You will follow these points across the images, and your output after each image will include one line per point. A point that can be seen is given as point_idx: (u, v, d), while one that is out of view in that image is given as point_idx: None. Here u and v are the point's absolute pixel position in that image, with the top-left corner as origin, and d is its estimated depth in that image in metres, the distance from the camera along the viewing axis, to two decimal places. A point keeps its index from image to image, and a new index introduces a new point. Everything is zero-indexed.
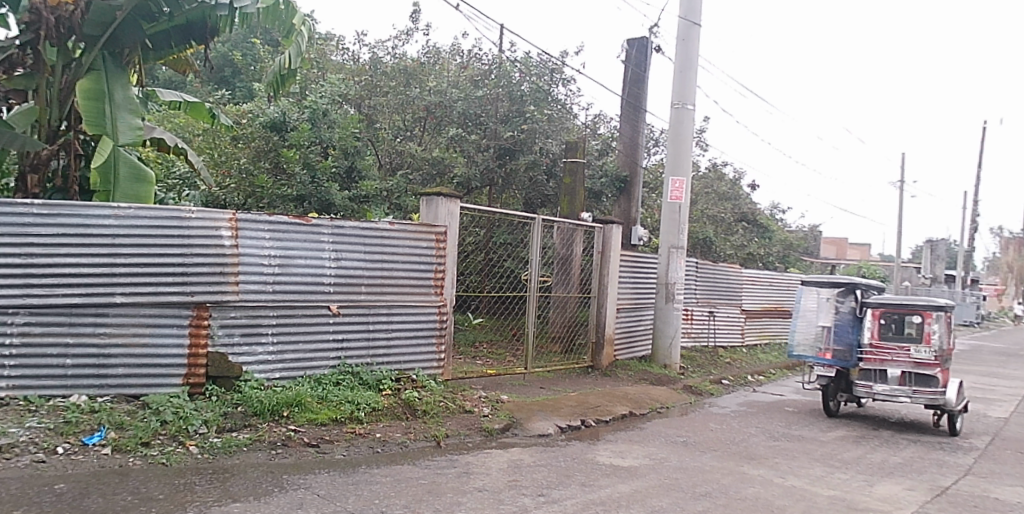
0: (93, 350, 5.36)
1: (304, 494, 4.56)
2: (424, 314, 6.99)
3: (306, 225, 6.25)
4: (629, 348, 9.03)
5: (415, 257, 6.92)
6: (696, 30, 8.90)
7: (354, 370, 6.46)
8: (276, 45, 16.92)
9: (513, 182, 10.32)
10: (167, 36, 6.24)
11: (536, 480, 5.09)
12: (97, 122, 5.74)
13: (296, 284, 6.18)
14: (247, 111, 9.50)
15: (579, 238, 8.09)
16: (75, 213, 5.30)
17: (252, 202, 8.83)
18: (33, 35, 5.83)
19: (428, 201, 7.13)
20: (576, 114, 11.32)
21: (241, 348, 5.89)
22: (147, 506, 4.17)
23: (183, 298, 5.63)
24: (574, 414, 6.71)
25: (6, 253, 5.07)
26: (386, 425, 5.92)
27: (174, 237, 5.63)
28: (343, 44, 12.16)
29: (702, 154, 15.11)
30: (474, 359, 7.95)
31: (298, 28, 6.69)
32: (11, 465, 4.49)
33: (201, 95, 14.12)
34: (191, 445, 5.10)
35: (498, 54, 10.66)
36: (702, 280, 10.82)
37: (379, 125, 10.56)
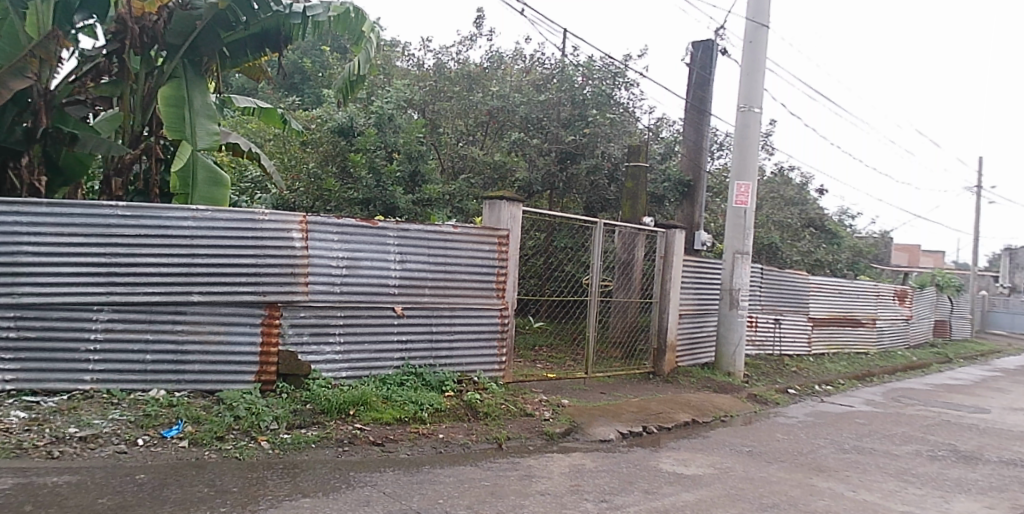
0: (172, 346, 5.64)
1: (370, 492, 4.65)
2: (485, 317, 7.02)
3: (372, 228, 6.35)
4: (691, 355, 8.90)
5: (478, 260, 6.95)
6: (763, 32, 8.73)
7: (417, 371, 6.54)
8: (345, 52, 17.34)
9: (574, 186, 10.31)
10: (243, 44, 6.42)
11: (599, 485, 5.07)
12: (177, 128, 6.00)
13: (362, 285, 6.29)
14: (316, 116, 9.69)
15: (641, 242, 8.02)
16: (156, 215, 5.60)
17: (320, 205, 9.09)
18: (118, 45, 6.06)
19: (491, 205, 7.13)
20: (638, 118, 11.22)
21: (309, 347, 6.04)
22: (223, 499, 4.32)
23: (256, 298, 5.82)
24: (635, 420, 6.63)
25: (92, 252, 5.42)
26: (448, 426, 5.98)
27: (247, 238, 5.81)
28: (407, 49, 12.30)
29: (768, 158, 14.80)
30: (535, 362, 7.98)
31: (367, 35, 6.84)
32: (96, 455, 4.78)
33: (273, 101, 14.57)
34: (262, 440, 5.26)
35: (561, 58, 10.66)
36: (768, 287, 10.58)
37: (444, 130, 10.68)
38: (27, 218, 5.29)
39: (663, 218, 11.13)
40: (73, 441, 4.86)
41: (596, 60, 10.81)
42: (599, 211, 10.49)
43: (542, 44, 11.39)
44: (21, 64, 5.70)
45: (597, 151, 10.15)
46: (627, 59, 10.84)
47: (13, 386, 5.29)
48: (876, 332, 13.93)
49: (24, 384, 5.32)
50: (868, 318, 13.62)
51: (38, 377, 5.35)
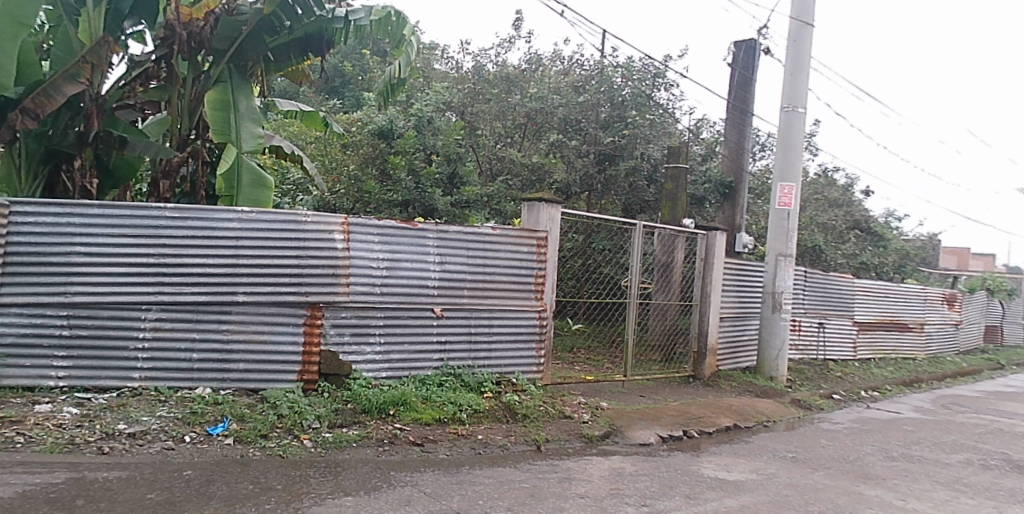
0: (217, 345, 5.76)
1: (411, 491, 4.67)
2: (524, 319, 6.99)
3: (412, 230, 6.41)
4: (732, 359, 8.76)
5: (517, 262, 6.93)
6: (808, 31, 8.58)
7: (456, 372, 6.56)
8: (385, 55, 17.52)
9: (613, 187, 10.25)
10: (287, 48, 6.52)
11: (639, 489, 5.02)
12: (223, 130, 6.15)
13: (402, 287, 6.33)
14: (357, 119, 9.78)
15: (680, 245, 8.06)
16: (202, 216, 5.72)
17: (360, 207, 9.19)
18: (167, 50, 6.17)
19: (529, 207, 7.13)
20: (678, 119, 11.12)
21: (350, 347, 6.11)
22: (267, 496, 4.38)
23: (298, 298, 5.90)
24: (675, 424, 6.55)
25: (141, 253, 5.59)
26: (487, 427, 5.99)
27: (290, 239, 5.90)
28: (446, 51, 12.36)
29: (811, 159, 14.53)
30: (573, 364, 7.95)
31: (408, 38, 6.92)
32: (145, 451, 4.90)
33: (315, 104, 14.79)
34: (305, 438, 5.33)
35: (600, 59, 10.62)
36: (811, 290, 10.38)
37: (481, 132, 10.71)
38: (79, 220, 5.48)
39: (703, 220, 11.01)
40: (123, 437, 4.99)
41: (635, 61, 10.74)
42: (638, 213, 10.42)
43: (580, 45, 11.35)
44: (75, 70, 5.77)
45: (637, 153, 10.08)
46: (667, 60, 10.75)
47: (65, 383, 5.49)
48: (924, 337, 13.57)
49: (76, 380, 5.51)
50: (915, 322, 13.27)
51: (89, 374, 5.53)
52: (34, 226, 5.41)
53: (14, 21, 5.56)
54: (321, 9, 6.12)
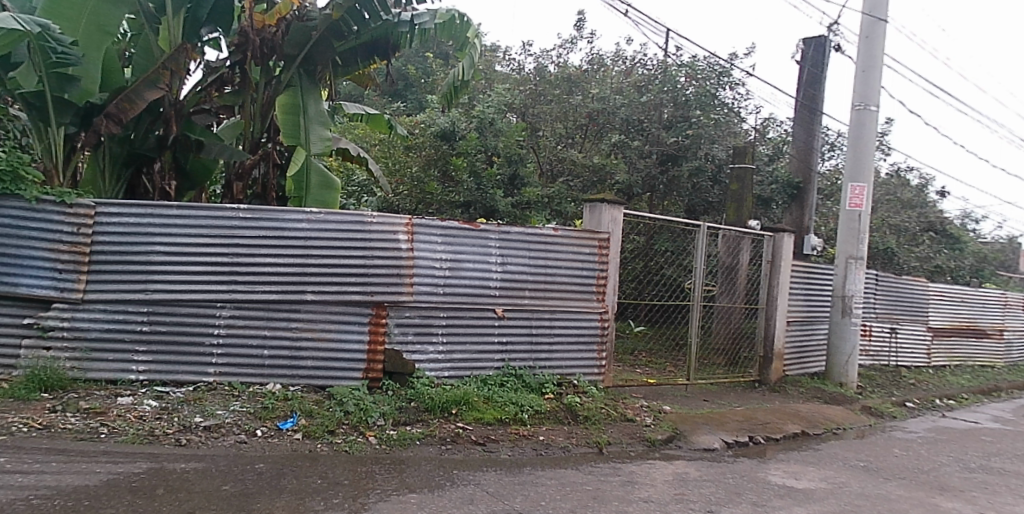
0: (287, 343, 5.93)
1: (473, 490, 4.71)
2: (586, 321, 6.93)
3: (475, 231, 6.46)
4: (800, 364, 8.54)
5: (579, 263, 6.89)
6: (881, 27, 8.32)
7: (518, 373, 6.56)
8: (448, 58, 17.70)
9: (676, 188, 10.15)
10: (354, 53, 6.66)
11: (704, 495, 4.96)
12: (293, 133, 6.32)
13: (464, 287, 6.38)
14: (420, 122, 9.90)
15: (746, 247, 7.85)
16: (274, 217, 5.90)
17: (422, 208, 9.32)
18: (241, 56, 6.33)
19: (590, 208, 7.08)
20: (744, 119, 10.92)
21: (413, 346, 6.19)
22: (335, 490, 4.50)
23: (364, 297, 6.02)
24: (741, 429, 6.44)
25: (217, 252, 5.80)
26: (549, 428, 5.99)
27: (357, 240, 6.02)
28: (508, 53, 12.43)
29: (883, 159, 14.06)
30: (635, 367, 7.89)
31: (472, 40, 6.92)
32: (219, 444, 5.08)
33: (380, 107, 15.08)
34: (370, 435, 5.44)
35: (663, 59, 10.51)
36: (882, 294, 10.05)
37: (543, 133, 10.71)
38: (160, 221, 5.74)
39: (769, 222, 10.78)
40: (199, 429, 5.19)
41: (699, 60, 10.60)
42: (702, 214, 10.28)
43: (643, 45, 11.26)
44: (154, 76, 6.00)
45: (700, 153, 9.94)
46: (732, 59, 10.57)
47: (146, 377, 5.74)
48: (1002, 344, 12.96)
49: (155, 374, 5.75)
50: (993, 328, 12.67)
51: (167, 369, 5.77)
52: (119, 227, 5.70)
53: (100, 31, 5.83)
54: (387, 13, 6.23)
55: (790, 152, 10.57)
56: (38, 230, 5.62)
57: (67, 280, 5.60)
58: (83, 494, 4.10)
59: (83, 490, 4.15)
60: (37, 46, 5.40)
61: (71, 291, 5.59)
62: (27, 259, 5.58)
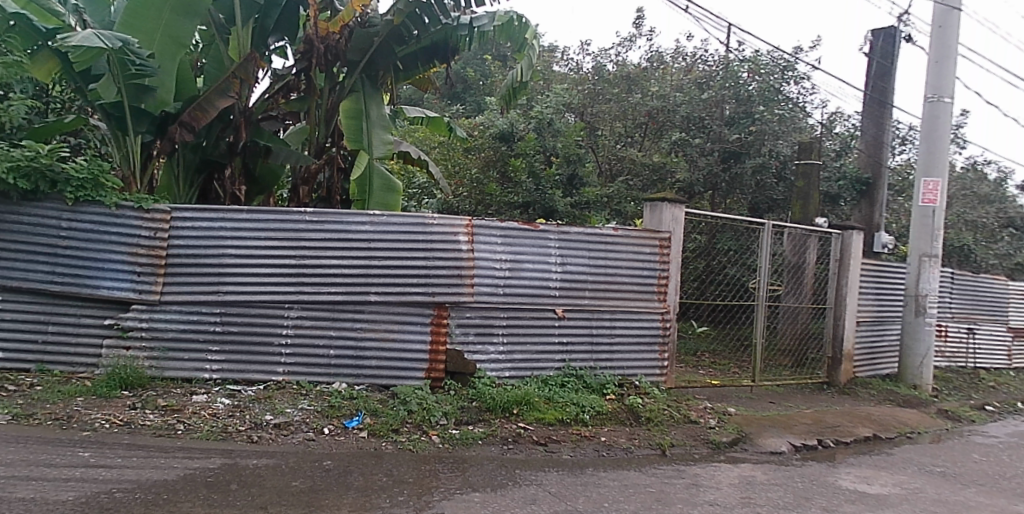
0: (353, 343, 6.06)
1: (536, 490, 4.72)
2: (647, 321, 6.85)
3: (534, 231, 6.47)
4: (870, 365, 8.26)
5: (640, 262, 6.81)
6: (955, 15, 7.99)
7: (579, 374, 6.53)
8: (507, 59, 17.80)
9: (738, 186, 9.96)
10: (414, 57, 6.75)
11: (772, 499, 4.85)
12: (356, 138, 6.47)
13: (524, 287, 6.40)
14: (479, 123, 9.96)
15: (813, 245, 7.84)
16: (339, 220, 6.03)
17: (482, 209, 9.41)
18: (306, 64, 6.49)
19: (651, 207, 6.98)
20: (809, 114, 10.65)
21: (474, 346, 6.24)
22: (401, 488, 4.57)
23: (426, 298, 6.09)
24: (810, 432, 6.27)
25: (285, 254, 5.97)
26: (611, 429, 5.95)
27: (418, 242, 6.11)
28: (566, 53, 12.43)
29: (958, 152, 13.49)
30: (698, 368, 7.77)
31: (530, 42, 6.89)
32: (289, 441, 5.23)
33: (439, 110, 15.28)
34: (434, 434, 5.52)
35: (725, 54, 10.35)
36: (957, 293, 9.64)
37: (602, 132, 10.66)
38: (230, 225, 5.94)
39: (837, 219, 10.48)
40: (269, 427, 5.35)
41: (762, 55, 10.39)
42: (766, 212, 10.04)
43: (704, 41, 11.09)
44: (225, 85, 6.19)
45: (765, 150, 9.74)
46: (797, 52, 10.34)
47: (218, 375, 5.94)
48: None
49: (228, 373, 5.95)
50: None
51: (239, 368, 5.96)
52: (193, 231, 5.92)
53: (174, 42, 5.98)
54: (447, 17, 6.30)
55: (859, 146, 10.25)
56: (117, 234, 5.88)
57: (144, 282, 5.85)
58: (162, 488, 4.28)
59: (162, 484, 4.33)
60: (116, 59, 5.64)
61: (148, 293, 5.84)
62: (107, 262, 5.84)
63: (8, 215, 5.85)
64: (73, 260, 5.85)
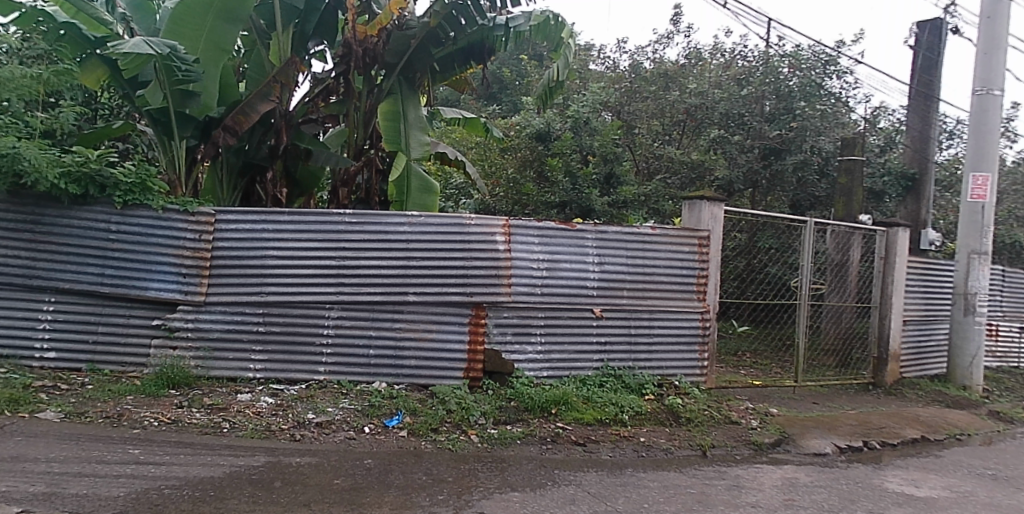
0: (392, 342, 6.12)
1: (576, 491, 4.71)
2: (686, 320, 6.78)
3: (572, 231, 6.45)
4: (917, 366, 8.06)
5: (678, 261, 6.74)
6: (1005, 5, 7.76)
7: (617, 374, 6.50)
8: (544, 59, 17.80)
9: (780, 184, 9.80)
10: (451, 58, 6.79)
11: (816, 501, 4.76)
12: (394, 139, 6.52)
13: (562, 287, 6.39)
14: (515, 123, 9.97)
15: (857, 243, 7.66)
16: (377, 221, 6.09)
17: (518, 209, 9.43)
18: (345, 67, 6.57)
19: (690, 205, 6.91)
20: (852, 109, 10.44)
21: (512, 346, 6.25)
22: (440, 487, 4.60)
23: (464, 298, 6.12)
24: (855, 434, 6.15)
25: (325, 255, 6.05)
26: (650, 430, 5.91)
27: (456, 242, 6.14)
28: (603, 52, 12.39)
29: (1010, 146, 13.08)
30: (739, 368, 7.67)
31: (567, 41, 6.87)
32: (330, 439, 5.30)
33: (477, 111, 15.36)
34: (473, 433, 5.54)
35: (765, 50, 10.21)
36: (1008, 290, 9.35)
37: (639, 131, 10.60)
38: (272, 227, 6.04)
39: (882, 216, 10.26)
40: (311, 425, 5.43)
41: (804, 49, 10.21)
42: (808, 209, 9.86)
43: (743, 36, 10.94)
44: (266, 89, 6.30)
45: (806, 146, 9.58)
46: (840, 46, 10.15)
47: (262, 375, 6.05)
48: None
49: (271, 373, 6.05)
50: None
51: (281, 367, 6.06)
52: (235, 232, 6.04)
53: (217, 48, 6.09)
54: (483, 18, 6.33)
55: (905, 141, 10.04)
56: (163, 237, 6.02)
57: (190, 283, 5.99)
58: (208, 484, 4.38)
59: (208, 481, 4.42)
60: (162, 65, 5.76)
61: (194, 294, 5.98)
62: (154, 264, 5.99)
63: (59, 220, 6.01)
64: (122, 262, 6.01)
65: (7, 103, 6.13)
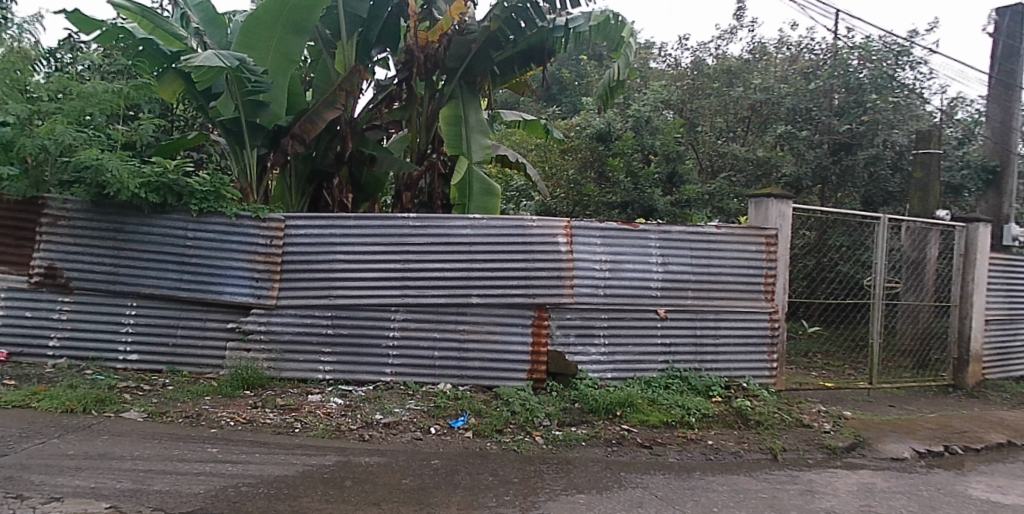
0: (456, 344, 6.18)
1: (643, 494, 4.67)
2: (753, 320, 6.63)
3: (635, 231, 6.40)
4: (1000, 367, 7.69)
5: (744, 261, 6.61)
6: None
7: (683, 375, 6.41)
8: (604, 59, 17.72)
9: (850, 180, 9.52)
10: (512, 61, 6.79)
11: (895, 508, 4.60)
12: (456, 144, 6.57)
13: (625, 288, 6.34)
14: (575, 124, 9.94)
15: (934, 240, 7.31)
16: (441, 224, 6.16)
17: (579, 210, 9.41)
18: (407, 73, 6.67)
19: (756, 203, 6.76)
20: (927, 101, 10.05)
21: (575, 348, 6.24)
22: (506, 488, 4.63)
23: (527, 300, 6.14)
24: (934, 438, 5.91)
25: (390, 259, 6.16)
26: (718, 433, 5.81)
27: (518, 243, 6.16)
28: (663, 50, 12.27)
29: None
30: (810, 370, 7.49)
31: (628, 40, 6.80)
32: (398, 440, 5.38)
33: (538, 113, 15.41)
34: (537, 435, 5.55)
35: (833, 42, 9.93)
36: None
37: (702, 128, 10.44)
38: (339, 231, 6.18)
39: (961, 211, 9.86)
40: (380, 426, 5.53)
41: (874, 40, 9.91)
42: (881, 206, 9.55)
43: (811, 29, 10.66)
44: (332, 97, 6.42)
45: (878, 141, 9.29)
46: (913, 36, 9.81)
47: (331, 376, 6.19)
48: None
49: (340, 374, 6.19)
50: None
51: (350, 369, 6.20)
52: (304, 237, 6.21)
53: (285, 58, 6.25)
54: (542, 19, 6.38)
55: (987, 133, 9.64)
56: (237, 242, 6.23)
57: (262, 287, 6.18)
58: (283, 483, 4.50)
59: (283, 479, 4.55)
60: (233, 76, 5.94)
61: (266, 297, 6.17)
62: (228, 269, 6.21)
63: (139, 228, 6.27)
64: (199, 268, 6.23)
65: (90, 117, 6.39)
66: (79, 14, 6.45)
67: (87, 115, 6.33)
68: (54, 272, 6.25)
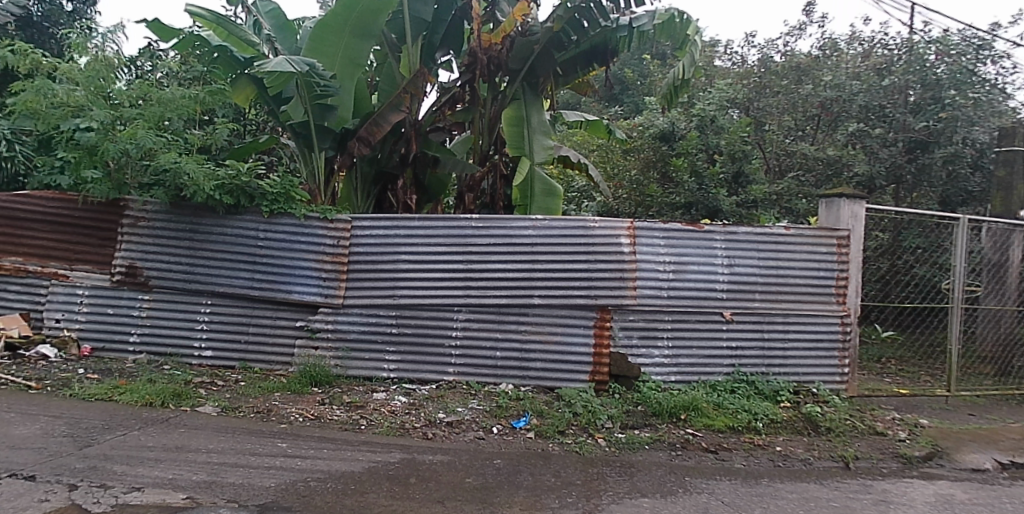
0: (517, 346, 6.20)
1: (709, 499, 4.59)
2: (823, 324, 6.45)
3: (700, 232, 6.32)
4: None
5: (815, 263, 6.44)
6: None
7: (750, 379, 6.30)
8: (668, 58, 17.54)
9: (927, 178, 9.17)
10: (574, 62, 6.82)
11: None
12: (518, 145, 6.66)
13: (690, 290, 6.25)
14: (637, 124, 9.87)
15: (1018, 239, 7.02)
16: (503, 225, 6.20)
17: (642, 210, 9.42)
18: (470, 76, 6.75)
19: (827, 203, 6.57)
20: (1011, 96, 9.58)
21: (639, 350, 6.19)
22: (569, 489, 4.63)
23: (589, 301, 6.11)
24: (1017, 449, 5.64)
25: (453, 259, 6.22)
26: (787, 439, 5.67)
27: (581, 244, 6.14)
28: (729, 48, 12.09)
29: None
30: (882, 376, 7.24)
31: (692, 37, 6.71)
32: (461, 438, 5.42)
33: (600, 113, 15.36)
34: (600, 437, 5.51)
35: (909, 36, 9.61)
36: None
37: (769, 127, 10.23)
38: (404, 232, 6.29)
39: None
40: (443, 425, 5.58)
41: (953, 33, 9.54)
42: (960, 205, 9.19)
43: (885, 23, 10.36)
44: (397, 101, 6.57)
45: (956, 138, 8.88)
46: (996, 28, 9.42)
47: (395, 374, 6.28)
48: None
49: (404, 373, 6.28)
50: None
51: (414, 367, 6.28)
52: (369, 238, 6.33)
53: (352, 63, 6.40)
54: (606, 19, 6.37)
55: None
56: (305, 243, 6.40)
57: (329, 286, 6.34)
58: (350, 479, 4.59)
59: (350, 475, 4.64)
60: (304, 82, 6.12)
61: (333, 297, 6.33)
62: (296, 269, 6.39)
63: (214, 229, 6.49)
64: (269, 268, 6.42)
65: (169, 122, 6.67)
66: (159, 24, 6.72)
67: (166, 120, 6.59)
68: (134, 271, 6.51)
